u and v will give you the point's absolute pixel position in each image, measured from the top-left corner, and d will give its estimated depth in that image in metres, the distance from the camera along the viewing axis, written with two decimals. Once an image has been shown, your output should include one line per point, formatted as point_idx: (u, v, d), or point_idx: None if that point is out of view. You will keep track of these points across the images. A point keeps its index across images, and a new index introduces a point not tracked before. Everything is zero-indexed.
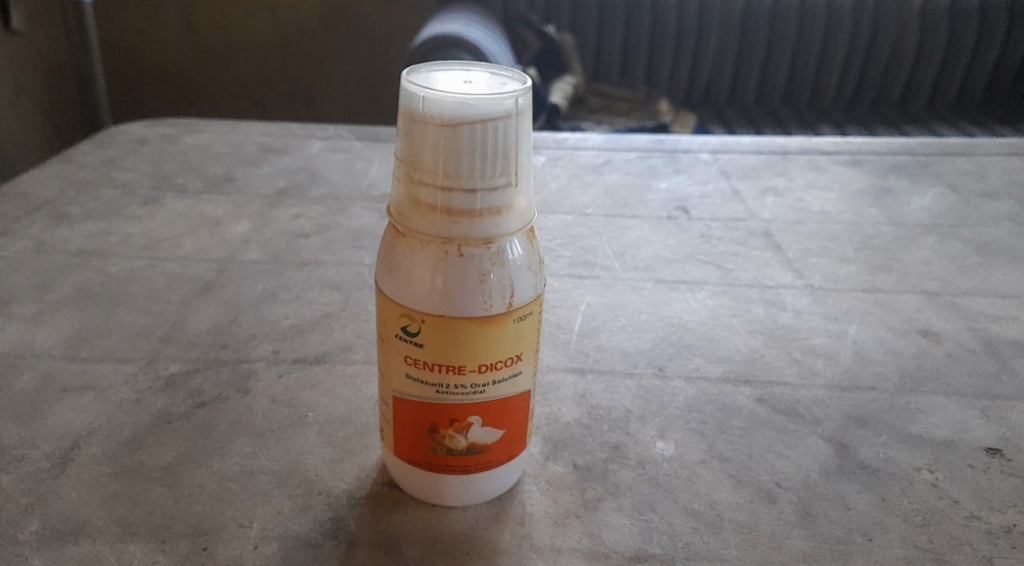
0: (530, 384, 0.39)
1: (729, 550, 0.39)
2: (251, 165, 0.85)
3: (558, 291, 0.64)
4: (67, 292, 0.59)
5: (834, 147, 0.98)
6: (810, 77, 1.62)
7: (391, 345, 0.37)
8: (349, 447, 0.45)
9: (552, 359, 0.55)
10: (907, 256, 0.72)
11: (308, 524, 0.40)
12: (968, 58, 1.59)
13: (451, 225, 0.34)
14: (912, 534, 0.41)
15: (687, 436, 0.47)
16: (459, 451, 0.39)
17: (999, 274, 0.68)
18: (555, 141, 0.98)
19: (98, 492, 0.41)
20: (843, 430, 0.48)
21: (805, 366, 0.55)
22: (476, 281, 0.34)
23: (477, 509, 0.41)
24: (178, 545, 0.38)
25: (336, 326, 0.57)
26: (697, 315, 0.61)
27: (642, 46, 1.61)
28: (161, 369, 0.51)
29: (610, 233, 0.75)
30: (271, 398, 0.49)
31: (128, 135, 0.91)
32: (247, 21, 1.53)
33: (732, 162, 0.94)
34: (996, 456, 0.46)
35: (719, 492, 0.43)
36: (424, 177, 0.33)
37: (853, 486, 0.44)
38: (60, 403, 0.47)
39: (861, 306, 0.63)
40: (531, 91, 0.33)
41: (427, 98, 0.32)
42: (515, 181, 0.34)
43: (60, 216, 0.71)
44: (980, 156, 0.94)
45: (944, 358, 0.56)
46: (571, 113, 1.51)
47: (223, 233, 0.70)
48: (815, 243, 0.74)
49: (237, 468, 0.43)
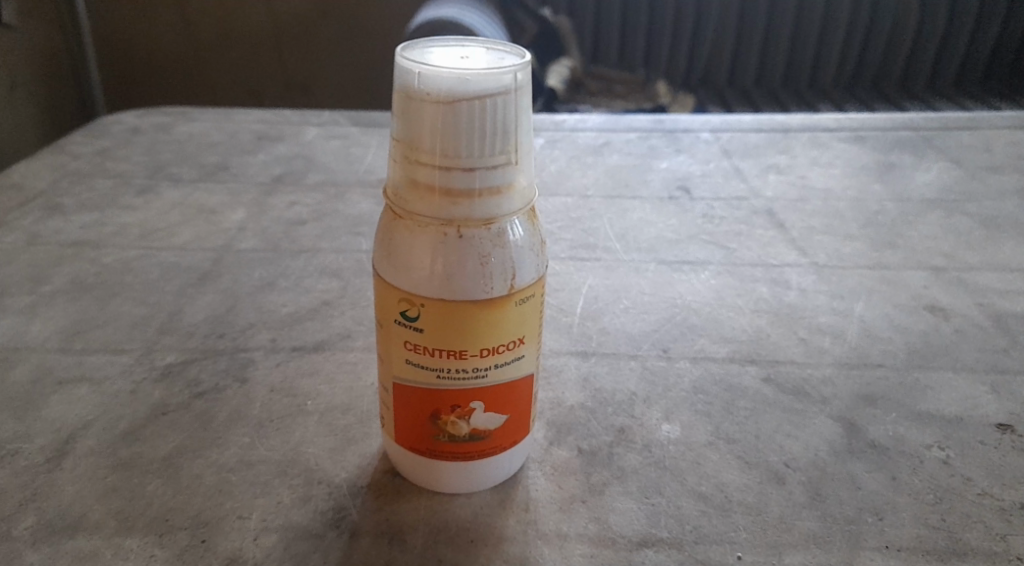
0: (533, 368, 0.38)
1: (738, 533, 0.39)
2: (246, 153, 0.84)
3: (559, 274, 0.63)
4: (61, 283, 0.58)
5: (835, 124, 0.97)
6: (810, 54, 1.60)
7: (391, 330, 0.36)
8: (350, 436, 0.45)
9: (554, 343, 0.54)
10: (913, 231, 0.71)
11: (310, 514, 0.40)
12: (969, 33, 1.57)
13: (449, 206, 0.33)
14: (924, 513, 0.40)
15: (693, 418, 0.46)
16: (462, 438, 0.38)
17: (1006, 248, 0.67)
18: (554, 123, 0.96)
19: (95, 485, 0.40)
20: (852, 409, 0.47)
21: (812, 345, 0.54)
22: (477, 263, 0.33)
23: (481, 496, 0.41)
24: (177, 538, 0.38)
25: (335, 314, 0.56)
26: (701, 296, 0.60)
27: (640, 26, 1.59)
28: (157, 359, 0.50)
29: (612, 215, 0.74)
30: (270, 387, 0.48)
31: (121, 124, 0.90)
32: (240, 9, 1.51)
33: (733, 140, 0.93)
34: (1008, 432, 0.45)
35: (727, 474, 0.42)
36: (421, 157, 0.32)
37: (864, 466, 0.43)
38: (55, 396, 0.47)
39: (868, 283, 0.62)
40: (530, 66, 0.32)
41: (422, 74, 0.31)
42: (515, 159, 0.33)
43: (53, 208, 0.70)
44: (985, 130, 0.92)
45: (952, 334, 0.55)
46: (569, 95, 1.49)
47: (219, 222, 0.69)
48: (819, 220, 0.73)
49: (237, 458, 0.43)
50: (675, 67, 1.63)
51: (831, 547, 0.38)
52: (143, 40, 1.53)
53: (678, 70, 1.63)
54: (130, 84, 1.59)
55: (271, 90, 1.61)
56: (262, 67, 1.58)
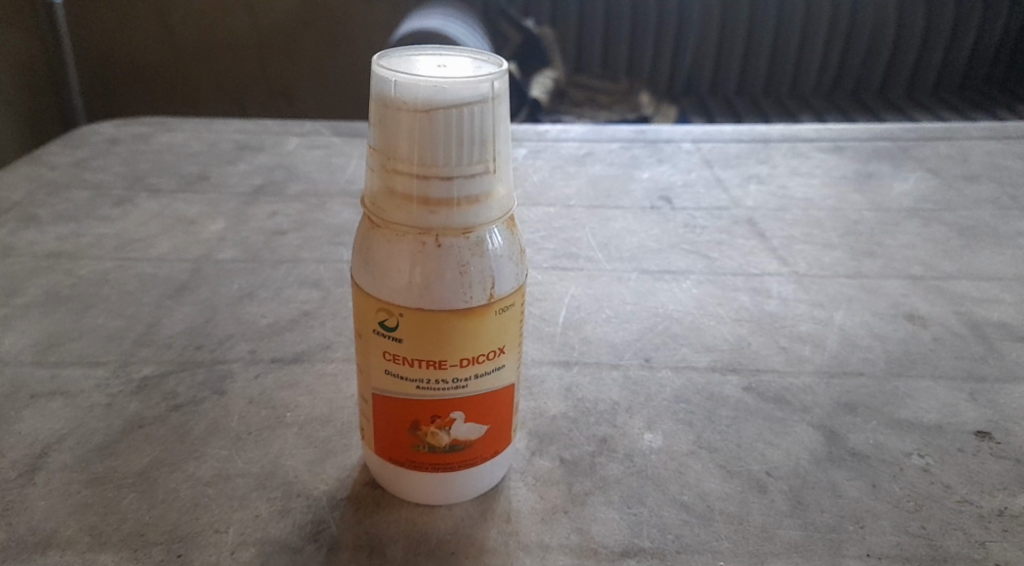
0: (514, 377, 0.38)
1: (720, 542, 0.39)
2: (227, 163, 0.84)
3: (541, 284, 0.63)
4: (36, 295, 0.58)
5: (815, 134, 0.98)
6: (791, 63, 1.61)
7: (369, 340, 0.36)
8: (330, 447, 0.44)
9: (537, 353, 0.54)
10: (892, 240, 0.72)
11: (288, 527, 0.39)
12: (945, 45, 1.60)
13: (427, 214, 0.33)
14: (905, 520, 0.40)
15: (675, 427, 0.46)
16: (442, 448, 0.37)
17: (983, 257, 0.68)
18: (537, 133, 0.97)
19: (68, 501, 0.40)
20: (833, 417, 0.48)
21: (792, 353, 0.54)
22: (456, 272, 0.33)
23: (463, 507, 0.40)
24: (152, 553, 0.37)
25: (316, 324, 0.56)
26: (683, 304, 0.60)
27: (622, 37, 1.60)
28: (134, 371, 0.50)
29: (594, 224, 0.74)
30: (248, 399, 0.47)
31: (99, 135, 0.89)
32: (221, 19, 1.50)
33: (714, 150, 0.93)
34: (986, 439, 0.46)
35: (709, 483, 0.42)
36: (398, 165, 0.32)
37: (844, 473, 0.43)
38: (27, 410, 0.46)
39: (848, 292, 0.63)
40: (508, 74, 0.32)
41: (400, 82, 0.31)
42: (494, 168, 0.33)
43: (28, 219, 0.69)
44: (962, 140, 0.94)
45: (930, 342, 0.55)
46: (552, 107, 1.50)
47: (199, 232, 0.69)
48: (800, 230, 0.74)
49: (214, 472, 0.42)
50: (657, 77, 1.64)
51: (813, 555, 0.38)
52: (123, 49, 1.52)
53: (660, 81, 1.64)
54: (110, 94, 1.57)
55: (254, 101, 1.60)
56: (244, 76, 1.57)
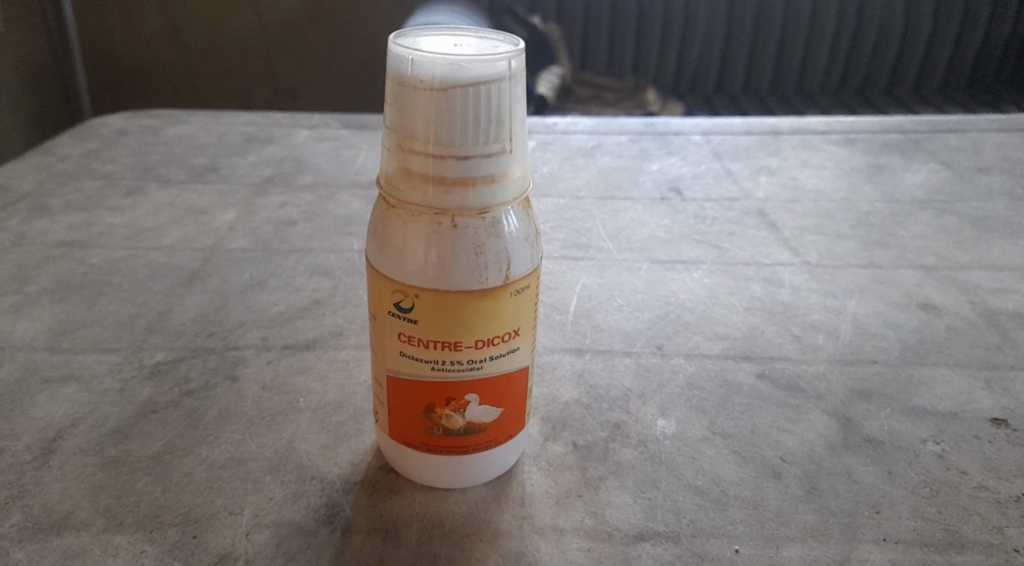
0: (528, 360, 0.38)
1: (735, 526, 0.38)
2: (236, 155, 0.84)
3: (553, 273, 0.63)
4: (47, 283, 0.58)
5: (825, 127, 0.98)
6: (798, 58, 1.60)
7: (384, 322, 0.36)
8: (343, 432, 0.44)
9: (549, 341, 0.53)
10: (904, 230, 0.71)
11: (302, 510, 0.39)
12: (954, 41, 1.59)
13: (443, 195, 0.32)
14: (922, 506, 0.40)
15: (688, 414, 0.46)
16: (457, 431, 0.37)
17: (997, 248, 0.67)
18: (546, 126, 0.97)
19: (83, 483, 0.40)
20: (846, 404, 0.47)
21: (805, 341, 0.54)
22: (472, 253, 0.33)
23: (477, 491, 0.40)
24: (167, 534, 0.37)
25: (327, 312, 0.56)
26: (695, 293, 0.60)
27: (629, 32, 1.60)
28: (147, 357, 0.50)
29: (604, 215, 0.74)
30: (261, 385, 0.47)
31: (108, 127, 0.89)
32: (228, 15, 1.50)
33: (724, 143, 0.93)
34: (1002, 426, 0.45)
35: (724, 469, 0.42)
36: (414, 145, 0.32)
37: (859, 460, 0.43)
38: (41, 394, 0.46)
39: (860, 282, 0.62)
40: (525, 54, 0.32)
41: (416, 60, 0.31)
42: (510, 147, 0.32)
43: (39, 209, 0.69)
44: (973, 132, 0.93)
45: (945, 331, 0.55)
46: (558, 102, 1.50)
47: (209, 222, 0.69)
48: (811, 221, 0.73)
49: (227, 455, 0.42)
50: (663, 73, 1.64)
51: (828, 540, 0.38)
52: (130, 45, 1.52)
53: (667, 77, 1.64)
54: (117, 89, 1.57)
55: (261, 96, 1.60)
56: (250, 72, 1.57)
